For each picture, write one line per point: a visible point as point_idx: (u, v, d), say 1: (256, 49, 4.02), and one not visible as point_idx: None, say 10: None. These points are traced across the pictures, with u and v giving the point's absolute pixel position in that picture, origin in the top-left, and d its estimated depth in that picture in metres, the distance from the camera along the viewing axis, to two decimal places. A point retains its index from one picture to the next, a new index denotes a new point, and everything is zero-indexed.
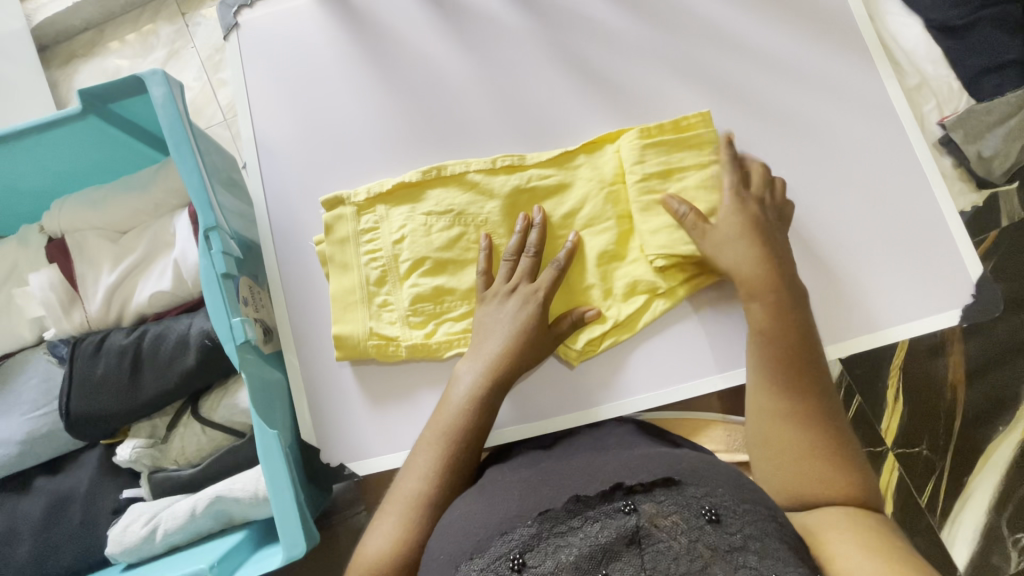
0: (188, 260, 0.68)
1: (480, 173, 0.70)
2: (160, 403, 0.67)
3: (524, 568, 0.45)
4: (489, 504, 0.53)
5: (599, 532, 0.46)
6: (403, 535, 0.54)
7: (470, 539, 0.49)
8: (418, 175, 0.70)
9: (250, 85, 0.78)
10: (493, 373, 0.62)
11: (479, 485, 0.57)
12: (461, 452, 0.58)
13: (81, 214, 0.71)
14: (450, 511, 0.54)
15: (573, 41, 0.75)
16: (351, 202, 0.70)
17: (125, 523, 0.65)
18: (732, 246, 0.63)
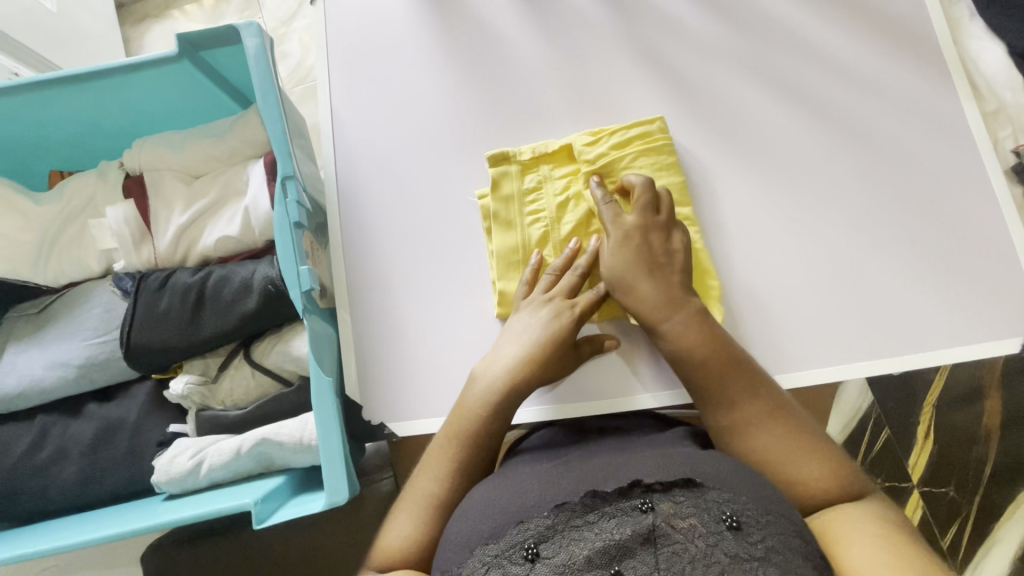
0: (259, 207, 0.70)
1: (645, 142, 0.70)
2: (216, 342, 0.69)
3: (538, 559, 0.45)
4: (506, 491, 0.53)
5: (616, 528, 0.45)
6: (420, 532, 0.55)
7: (486, 524, 0.49)
8: (589, 137, 0.71)
9: (331, 47, 0.80)
10: (511, 378, 0.60)
11: (499, 473, 0.57)
12: (477, 453, 0.58)
13: (160, 154, 0.74)
14: (476, 493, 0.55)
15: (650, 34, 0.76)
16: (515, 161, 0.71)
17: (172, 454, 0.66)
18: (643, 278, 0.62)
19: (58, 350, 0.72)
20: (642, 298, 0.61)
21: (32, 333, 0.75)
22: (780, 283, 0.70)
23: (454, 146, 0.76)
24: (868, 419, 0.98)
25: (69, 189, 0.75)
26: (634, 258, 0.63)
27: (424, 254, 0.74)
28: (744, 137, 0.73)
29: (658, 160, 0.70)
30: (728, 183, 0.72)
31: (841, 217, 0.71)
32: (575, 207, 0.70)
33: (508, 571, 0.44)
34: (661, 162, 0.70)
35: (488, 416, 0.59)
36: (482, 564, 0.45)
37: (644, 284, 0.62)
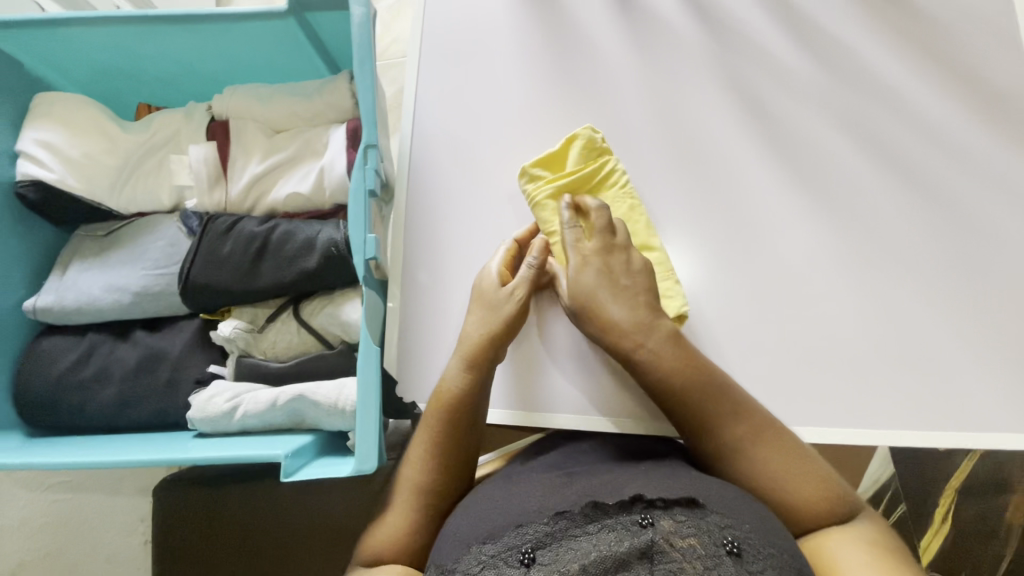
0: (334, 170, 0.71)
1: (545, 177, 0.71)
2: (270, 294, 0.71)
3: (533, 564, 0.44)
4: (512, 496, 0.53)
5: (615, 541, 0.43)
6: (408, 520, 0.58)
7: (487, 525, 0.50)
8: (558, 154, 0.72)
9: (427, 27, 0.82)
10: (474, 358, 0.63)
11: (507, 476, 0.58)
12: (458, 444, 0.60)
13: (248, 104, 0.76)
14: (482, 490, 0.57)
15: (742, 65, 0.76)
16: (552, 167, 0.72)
17: (209, 394, 0.67)
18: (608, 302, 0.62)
19: (118, 274, 0.75)
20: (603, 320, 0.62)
21: (96, 254, 0.77)
22: (834, 334, 0.68)
23: (527, 144, 0.76)
24: (885, 492, 0.96)
25: (158, 122, 0.77)
26: (601, 283, 0.63)
27: (481, 243, 0.74)
28: (819, 182, 0.72)
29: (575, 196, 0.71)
30: (796, 225, 0.71)
31: (909, 280, 0.68)
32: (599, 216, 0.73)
33: (502, 572, 0.44)
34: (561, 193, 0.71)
35: (464, 406, 0.61)
36: (478, 562, 0.46)
37: (613, 308, 0.61)
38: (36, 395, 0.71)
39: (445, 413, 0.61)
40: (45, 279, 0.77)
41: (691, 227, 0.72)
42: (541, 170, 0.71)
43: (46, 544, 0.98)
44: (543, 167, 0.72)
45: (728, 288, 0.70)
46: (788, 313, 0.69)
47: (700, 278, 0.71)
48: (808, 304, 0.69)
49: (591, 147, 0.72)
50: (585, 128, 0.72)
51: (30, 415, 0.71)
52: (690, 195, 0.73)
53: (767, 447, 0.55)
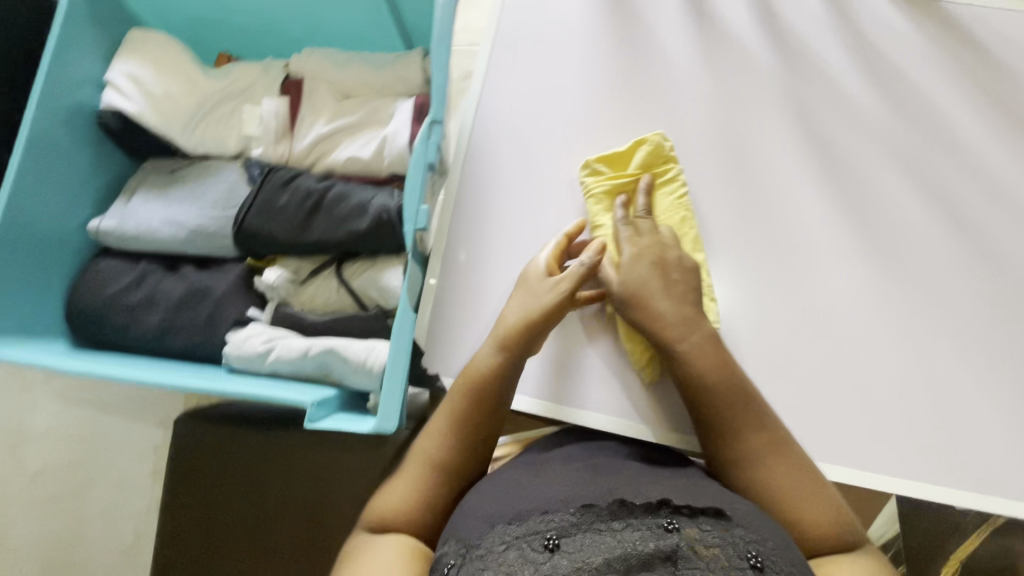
0: (397, 141, 0.73)
1: (606, 174, 0.73)
2: (317, 250, 0.73)
3: (558, 550, 0.45)
4: (537, 483, 0.54)
5: (638, 541, 0.45)
6: (419, 489, 0.58)
7: (511, 508, 0.51)
8: (624, 153, 0.74)
9: (504, 15, 0.83)
10: (507, 341, 0.63)
11: (528, 463, 0.59)
12: (478, 422, 0.61)
13: (323, 68, 0.79)
14: (500, 473, 0.58)
15: (811, 96, 0.76)
16: (616, 164, 0.74)
17: (247, 334, 0.71)
18: (655, 296, 0.63)
19: (177, 209, 0.78)
20: (642, 315, 0.63)
21: (159, 187, 0.80)
22: (865, 376, 0.67)
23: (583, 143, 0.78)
24: (886, 548, 0.94)
25: (236, 72, 0.81)
26: (649, 278, 0.64)
27: (525, 232, 0.76)
28: (871, 222, 0.71)
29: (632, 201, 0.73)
30: (842, 261, 0.71)
31: (951, 334, 0.67)
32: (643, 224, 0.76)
33: (526, 555, 0.45)
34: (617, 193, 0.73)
35: (492, 386, 0.62)
36: (503, 542, 0.47)
37: (659, 303, 0.63)
38: (88, 309, 0.75)
39: (471, 390, 0.62)
40: (110, 202, 0.81)
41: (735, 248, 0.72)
42: (605, 165, 0.74)
43: (71, 453, 1.02)
44: (607, 162, 0.74)
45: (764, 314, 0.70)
46: (821, 348, 0.69)
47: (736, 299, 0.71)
48: (841, 343, 0.68)
49: (656, 154, 0.73)
50: (656, 132, 0.74)
51: (79, 327, 0.75)
52: (740, 216, 0.73)
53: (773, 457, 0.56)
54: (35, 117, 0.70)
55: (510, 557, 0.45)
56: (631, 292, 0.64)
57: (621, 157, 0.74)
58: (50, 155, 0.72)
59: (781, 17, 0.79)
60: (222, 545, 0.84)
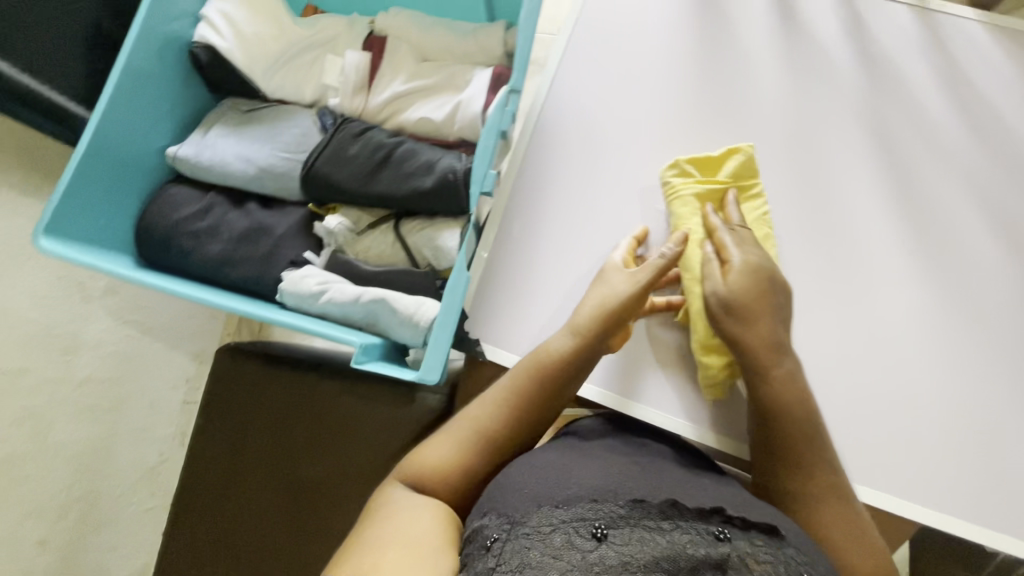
0: (471, 107, 0.74)
1: (695, 178, 0.72)
2: (380, 202, 0.75)
3: (605, 540, 0.45)
4: (585, 471, 0.53)
5: (687, 544, 0.45)
6: (462, 453, 0.58)
7: (558, 490, 0.50)
8: (715, 159, 0.72)
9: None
10: (582, 329, 0.62)
11: (580, 449, 0.59)
12: (538, 403, 0.60)
13: (407, 28, 0.81)
14: (548, 454, 0.57)
15: (892, 116, 0.74)
16: (704, 169, 0.72)
17: (302, 274, 0.72)
18: (761, 313, 0.58)
19: (250, 146, 0.80)
20: (745, 330, 0.58)
21: (235, 124, 0.83)
22: (915, 401, 0.66)
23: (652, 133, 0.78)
24: None
25: (323, 23, 0.83)
26: (757, 292, 0.59)
27: (583, 215, 0.76)
28: (940, 250, 0.70)
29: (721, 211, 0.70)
30: (902, 286, 0.69)
31: (1004, 375, 0.66)
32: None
33: (574, 541, 0.45)
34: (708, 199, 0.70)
35: (561, 371, 0.61)
36: (550, 523, 0.46)
37: (766, 322, 0.58)
38: (155, 230, 0.78)
39: (539, 371, 0.61)
40: (188, 133, 0.84)
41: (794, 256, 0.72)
42: (694, 169, 0.72)
43: (106, 372, 0.98)
44: (696, 165, 0.72)
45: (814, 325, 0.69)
46: (870, 370, 0.68)
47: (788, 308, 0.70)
48: (891, 364, 0.67)
49: (744, 167, 0.71)
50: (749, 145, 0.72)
51: (146, 246, 0.78)
52: (804, 226, 0.72)
53: (807, 458, 0.55)
54: (135, 41, 0.73)
55: (557, 540, 0.45)
56: (738, 300, 0.59)
57: (710, 163, 0.72)
58: (143, 80, 0.76)
59: (870, 32, 0.77)
60: (251, 476, 0.88)
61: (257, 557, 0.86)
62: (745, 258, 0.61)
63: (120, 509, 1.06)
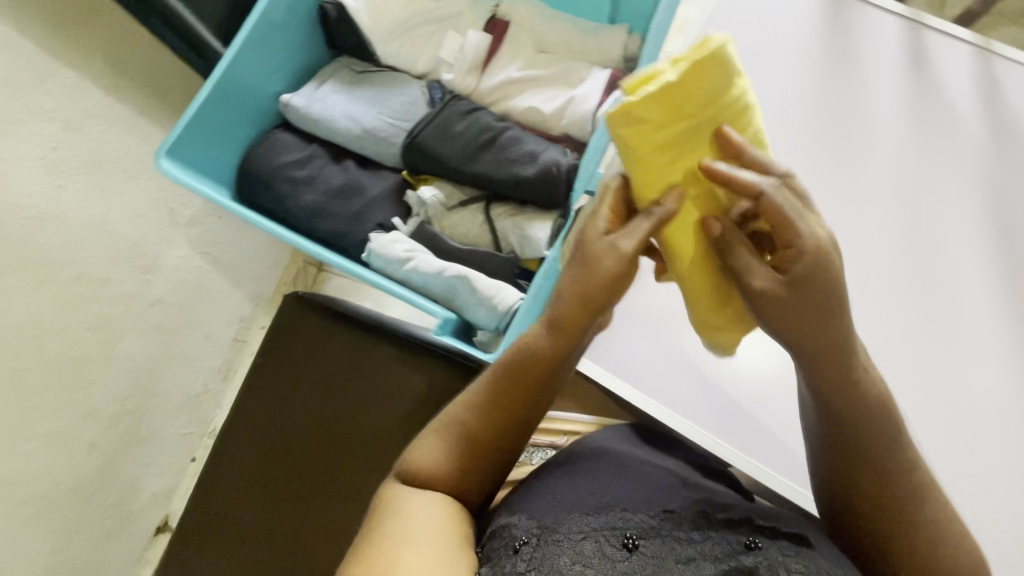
0: (584, 105, 0.74)
1: (662, 103, 0.43)
2: (476, 183, 0.76)
3: (636, 550, 0.46)
4: (615, 485, 0.55)
5: (718, 553, 0.46)
6: (441, 458, 0.52)
7: (589, 501, 0.52)
8: (677, 77, 0.43)
9: (726, 23, 0.89)
10: (571, 321, 0.47)
11: (609, 461, 0.60)
12: (520, 403, 0.50)
13: (530, 18, 0.82)
14: (582, 468, 0.59)
15: (1008, 183, 0.80)
16: (674, 97, 0.43)
17: (389, 239, 0.74)
18: (827, 311, 0.44)
19: (358, 106, 0.82)
20: (805, 331, 0.45)
21: (346, 83, 0.84)
22: (963, 446, 0.75)
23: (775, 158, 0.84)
24: None
25: None
26: (813, 281, 0.43)
27: None
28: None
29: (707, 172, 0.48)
30: None
31: None
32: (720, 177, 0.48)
33: (605, 549, 0.46)
34: (670, 149, 0.45)
35: (546, 366, 0.49)
36: (580, 530, 0.48)
37: (839, 320, 0.44)
38: (257, 169, 0.80)
39: (521, 369, 0.49)
40: (300, 84, 0.86)
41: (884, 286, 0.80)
42: (657, 94, 0.43)
43: (178, 297, 1.03)
44: (661, 76, 0.43)
45: (885, 356, 0.78)
46: (933, 405, 0.76)
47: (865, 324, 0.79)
48: (954, 411, 0.76)
49: (724, 104, 0.46)
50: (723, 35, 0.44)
51: (245, 183, 0.81)
52: (896, 271, 0.80)
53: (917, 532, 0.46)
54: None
55: (588, 546, 0.46)
56: (792, 294, 0.44)
57: (665, 81, 0.43)
58: (275, 25, 0.78)
59: (1004, 96, 0.82)
60: (295, 418, 0.90)
61: (287, 496, 0.88)
62: (805, 235, 0.44)
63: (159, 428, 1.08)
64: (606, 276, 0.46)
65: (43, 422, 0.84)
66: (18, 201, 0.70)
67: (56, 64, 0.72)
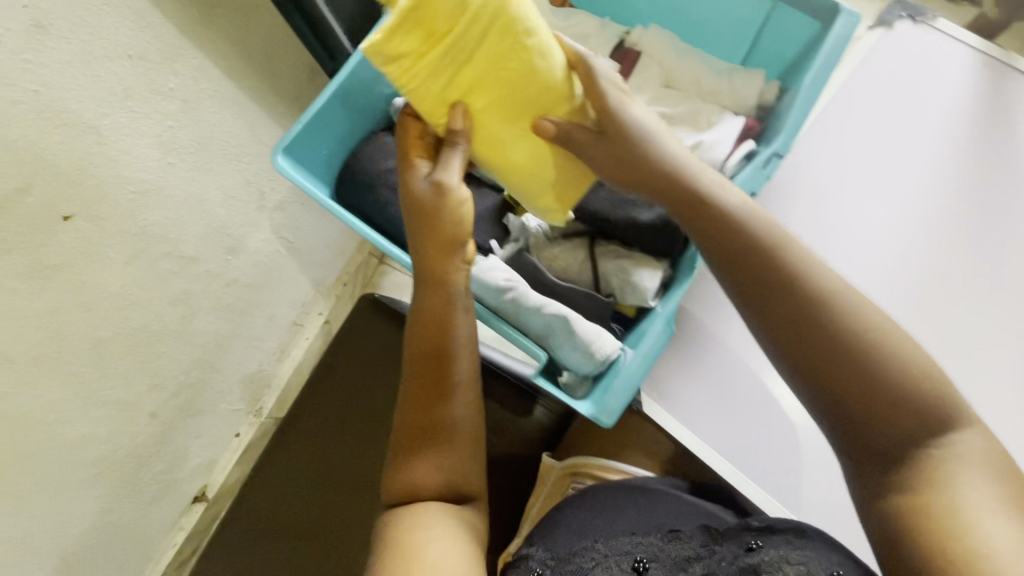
0: (713, 151, 0.70)
1: (421, 64, 0.55)
2: (586, 219, 0.73)
3: (644, 571, 0.55)
4: (632, 519, 0.66)
5: (723, 559, 0.53)
6: (406, 474, 0.54)
7: (600, 532, 0.65)
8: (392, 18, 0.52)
9: (869, 86, 0.89)
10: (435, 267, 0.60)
11: (630, 496, 0.71)
12: (428, 364, 0.57)
13: (663, 48, 0.77)
14: (597, 498, 0.72)
15: None
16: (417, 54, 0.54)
17: (489, 265, 0.71)
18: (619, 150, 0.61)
19: None
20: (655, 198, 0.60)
21: None
22: None
23: (872, 218, 0.86)
24: None
25: (576, 18, 0.80)
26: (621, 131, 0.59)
27: None
28: None
29: (507, 97, 0.59)
30: None
31: None
32: (531, 99, 0.59)
33: (613, 567, 0.56)
34: (445, 72, 0.56)
35: (436, 319, 0.58)
36: (594, 559, 0.58)
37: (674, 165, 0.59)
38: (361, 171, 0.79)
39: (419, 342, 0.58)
40: None
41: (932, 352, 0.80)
42: (411, 52, 0.54)
43: (251, 278, 1.02)
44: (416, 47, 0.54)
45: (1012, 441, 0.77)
46: None
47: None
48: None
49: (496, 8, 0.53)
50: None
51: (345, 183, 0.80)
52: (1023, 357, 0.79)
53: None
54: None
55: (597, 569, 0.56)
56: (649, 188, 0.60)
57: (416, 40, 0.53)
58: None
59: None
60: (351, 412, 0.91)
61: (333, 486, 0.89)
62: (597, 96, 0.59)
63: (215, 402, 1.08)
64: (442, 210, 0.60)
65: (114, 390, 0.84)
66: (130, 174, 0.70)
67: (188, 43, 0.70)
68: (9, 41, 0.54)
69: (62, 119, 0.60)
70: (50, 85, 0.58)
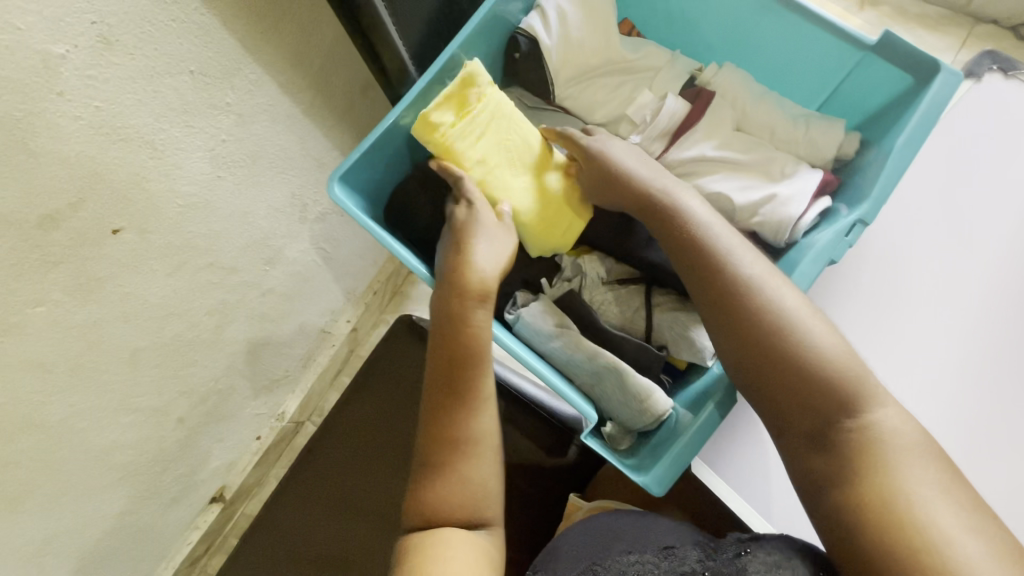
0: (788, 206, 0.66)
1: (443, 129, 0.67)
2: (643, 266, 0.72)
3: None
4: (633, 536, 0.62)
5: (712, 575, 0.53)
6: (436, 487, 0.53)
7: (598, 552, 0.62)
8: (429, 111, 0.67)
9: (948, 139, 0.84)
10: (461, 282, 0.60)
11: (640, 518, 0.65)
12: (455, 377, 0.57)
13: (736, 89, 0.74)
14: (604, 518, 0.66)
15: None
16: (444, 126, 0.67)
17: (541, 310, 0.71)
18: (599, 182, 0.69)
19: None
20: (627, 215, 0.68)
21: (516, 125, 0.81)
22: None
23: (944, 272, 0.79)
24: None
25: (645, 52, 0.77)
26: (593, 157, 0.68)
27: None
28: None
29: (507, 151, 0.70)
30: None
31: None
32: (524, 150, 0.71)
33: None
34: (456, 132, 0.67)
35: (464, 332, 0.58)
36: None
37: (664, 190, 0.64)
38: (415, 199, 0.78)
39: (445, 354, 0.58)
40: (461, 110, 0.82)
41: (995, 421, 0.73)
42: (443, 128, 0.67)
43: (286, 287, 1.00)
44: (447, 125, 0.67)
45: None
46: None
47: (967, 455, 0.73)
48: None
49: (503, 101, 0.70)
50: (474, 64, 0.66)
51: (395, 208, 0.79)
52: None
53: None
54: (479, 20, 0.72)
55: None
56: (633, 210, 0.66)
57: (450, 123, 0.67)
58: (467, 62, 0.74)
59: None
60: (382, 434, 0.91)
61: (359, 507, 0.88)
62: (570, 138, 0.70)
63: (240, 408, 1.07)
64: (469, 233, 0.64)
65: (146, 398, 0.83)
66: (181, 189, 0.68)
67: (248, 58, 0.67)
68: (76, 58, 0.52)
69: (117, 135, 0.59)
70: (113, 102, 0.57)
